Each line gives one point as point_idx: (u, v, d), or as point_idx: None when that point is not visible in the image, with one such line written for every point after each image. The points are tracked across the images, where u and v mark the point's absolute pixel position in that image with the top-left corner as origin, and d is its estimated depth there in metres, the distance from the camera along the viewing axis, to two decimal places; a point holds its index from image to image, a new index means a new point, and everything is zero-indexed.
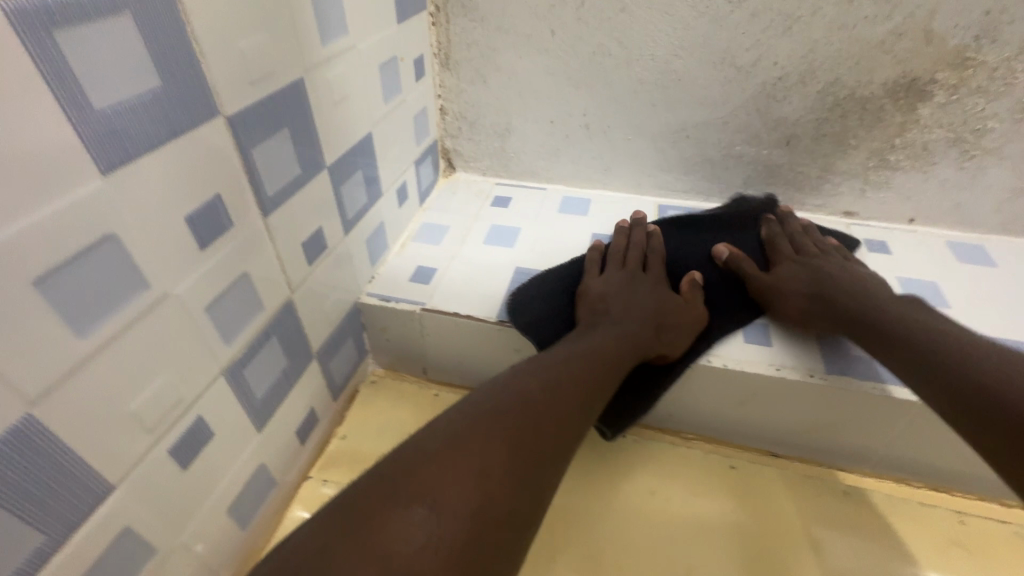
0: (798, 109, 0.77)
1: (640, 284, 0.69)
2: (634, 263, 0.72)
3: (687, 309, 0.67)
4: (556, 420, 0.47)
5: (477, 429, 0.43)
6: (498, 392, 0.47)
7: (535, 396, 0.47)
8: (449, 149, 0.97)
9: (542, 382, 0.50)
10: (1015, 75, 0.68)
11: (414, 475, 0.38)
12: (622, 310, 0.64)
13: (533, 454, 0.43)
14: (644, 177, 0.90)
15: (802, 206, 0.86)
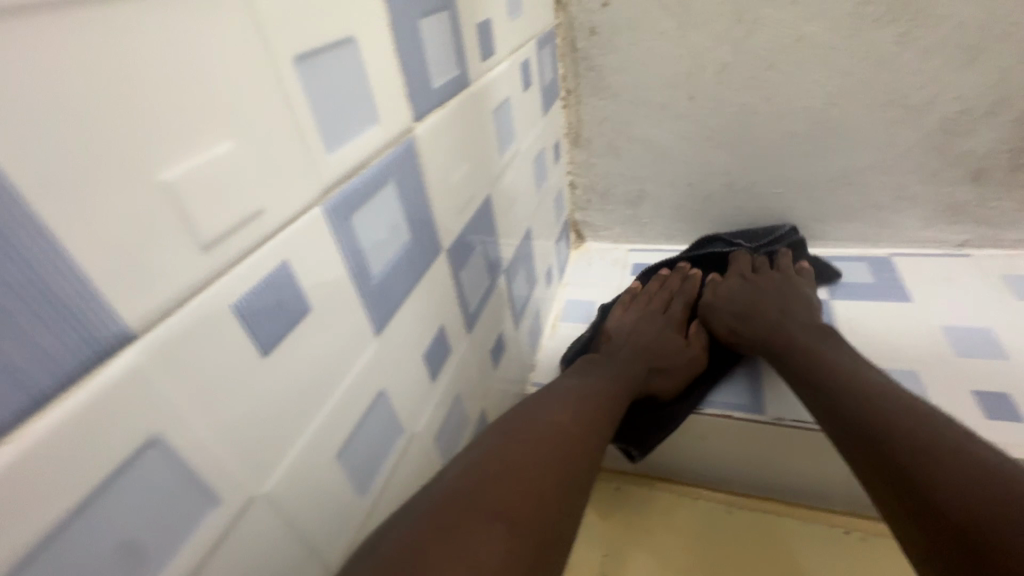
0: (987, 142, 0.69)
1: (667, 325, 0.67)
2: (657, 305, 0.70)
3: (686, 351, 0.64)
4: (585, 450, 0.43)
5: (543, 454, 0.39)
6: (541, 420, 0.44)
7: (564, 421, 0.45)
8: (578, 220, 0.97)
9: (588, 417, 0.47)
10: None
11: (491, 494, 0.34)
12: (635, 348, 0.62)
13: (574, 482, 0.39)
14: (797, 228, 0.84)
15: (996, 243, 0.76)
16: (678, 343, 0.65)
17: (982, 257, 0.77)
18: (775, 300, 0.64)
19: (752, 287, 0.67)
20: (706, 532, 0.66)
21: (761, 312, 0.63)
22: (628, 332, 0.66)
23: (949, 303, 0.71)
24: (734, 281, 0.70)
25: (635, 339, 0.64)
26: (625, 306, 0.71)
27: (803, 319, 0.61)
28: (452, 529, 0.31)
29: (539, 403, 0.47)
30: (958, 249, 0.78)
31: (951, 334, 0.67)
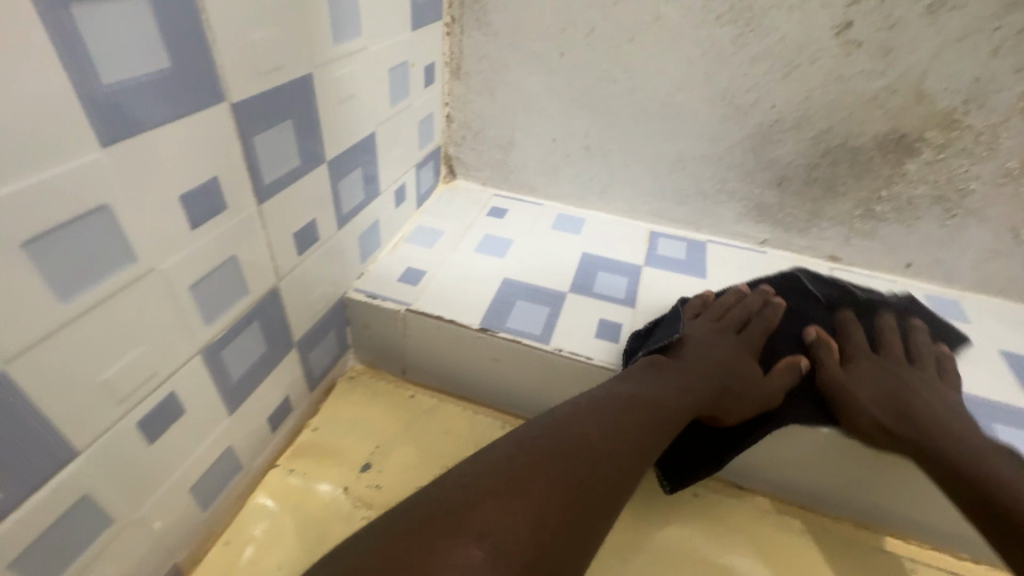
0: (792, 152, 0.79)
1: (740, 348, 0.67)
2: (731, 321, 0.70)
3: (764, 382, 0.65)
4: (618, 447, 0.50)
5: (531, 484, 0.44)
6: (546, 428, 0.50)
7: (589, 437, 0.50)
8: (452, 156, 0.99)
9: (625, 436, 0.52)
10: (1000, 141, 0.70)
11: (483, 497, 0.42)
12: (710, 371, 0.63)
13: (586, 492, 0.45)
14: (639, 203, 0.92)
15: (788, 246, 0.88)
16: (759, 382, 0.64)
17: (775, 256, 0.88)
18: (913, 399, 0.62)
19: (880, 370, 0.66)
20: (474, 435, 0.69)
21: (876, 403, 0.62)
22: (704, 361, 0.64)
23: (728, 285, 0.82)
24: (856, 357, 0.67)
25: (723, 358, 0.65)
26: (712, 317, 0.71)
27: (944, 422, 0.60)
28: (457, 522, 0.40)
29: (611, 405, 0.55)
30: (759, 246, 0.89)
31: None
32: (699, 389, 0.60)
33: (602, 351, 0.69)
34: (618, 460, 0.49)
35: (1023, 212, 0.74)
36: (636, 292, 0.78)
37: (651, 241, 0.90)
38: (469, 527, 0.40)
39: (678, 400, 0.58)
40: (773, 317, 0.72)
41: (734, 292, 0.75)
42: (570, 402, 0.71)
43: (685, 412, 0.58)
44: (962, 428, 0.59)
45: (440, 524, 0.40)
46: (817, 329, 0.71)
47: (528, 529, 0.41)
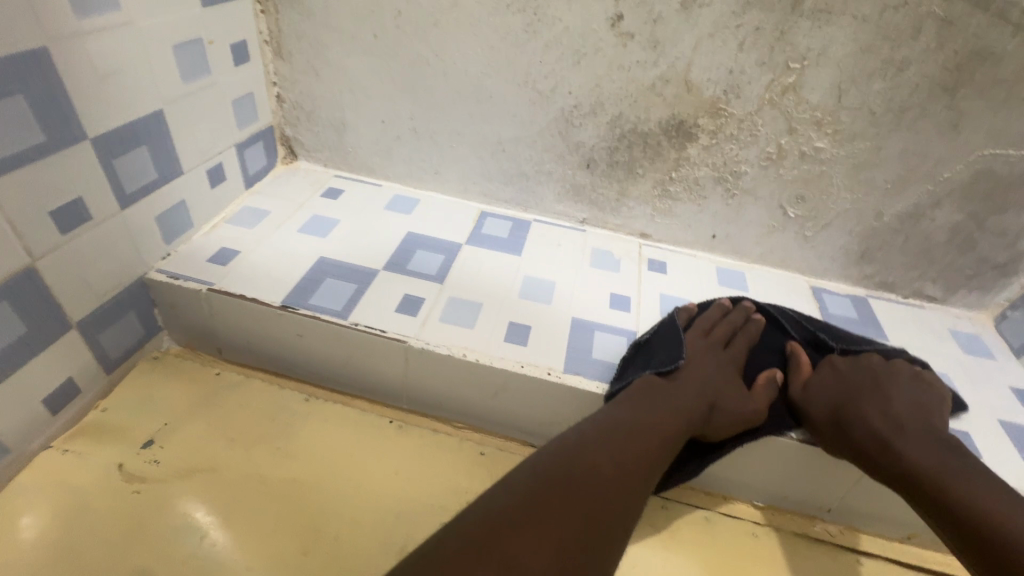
0: (593, 136, 0.85)
1: (726, 366, 0.70)
2: (719, 336, 0.72)
3: (748, 402, 0.66)
4: (630, 466, 0.54)
5: (554, 498, 0.49)
6: (556, 458, 0.53)
7: (599, 466, 0.53)
8: (289, 136, 0.98)
9: (629, 455, 0.55)
10: (757, 128, 0.78)
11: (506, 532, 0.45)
12: (689, 389, 0.65)
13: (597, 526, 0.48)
14: (471, 184, 0.96)
15: (605, 224, 0.95)
16: (746, 399, 0.67)
17: (594, 233, 0.95)
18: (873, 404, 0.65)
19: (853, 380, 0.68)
20: (275, 409, 0.71)
21: (841, 414, 0.64)
22: (701, 383, 0.66)
23: (541, 260, 0.87)
24: (832, 375, 0.69)
25: (708, 375, 0.68)
26: (702, 330, 0.73)
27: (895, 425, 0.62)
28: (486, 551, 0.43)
29: (621, 429, 0.58)
30: (580, 224, 0.96)
31: (529, 282, 0.82)
32: (687, 412, 0.63)
33: (398, 325, 0.72)
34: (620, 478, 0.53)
35: (785, 191, 0.84)
36: (448, 269, 0.82)
37: (480, 221, 0.94)
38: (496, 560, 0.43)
39: (664, 422, 0.61)
40: (740, 332, 0.74)
41: (719, 305, 0.77)
42: (371, 372, 0.73)
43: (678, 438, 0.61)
44: (892, 426, 0.61)
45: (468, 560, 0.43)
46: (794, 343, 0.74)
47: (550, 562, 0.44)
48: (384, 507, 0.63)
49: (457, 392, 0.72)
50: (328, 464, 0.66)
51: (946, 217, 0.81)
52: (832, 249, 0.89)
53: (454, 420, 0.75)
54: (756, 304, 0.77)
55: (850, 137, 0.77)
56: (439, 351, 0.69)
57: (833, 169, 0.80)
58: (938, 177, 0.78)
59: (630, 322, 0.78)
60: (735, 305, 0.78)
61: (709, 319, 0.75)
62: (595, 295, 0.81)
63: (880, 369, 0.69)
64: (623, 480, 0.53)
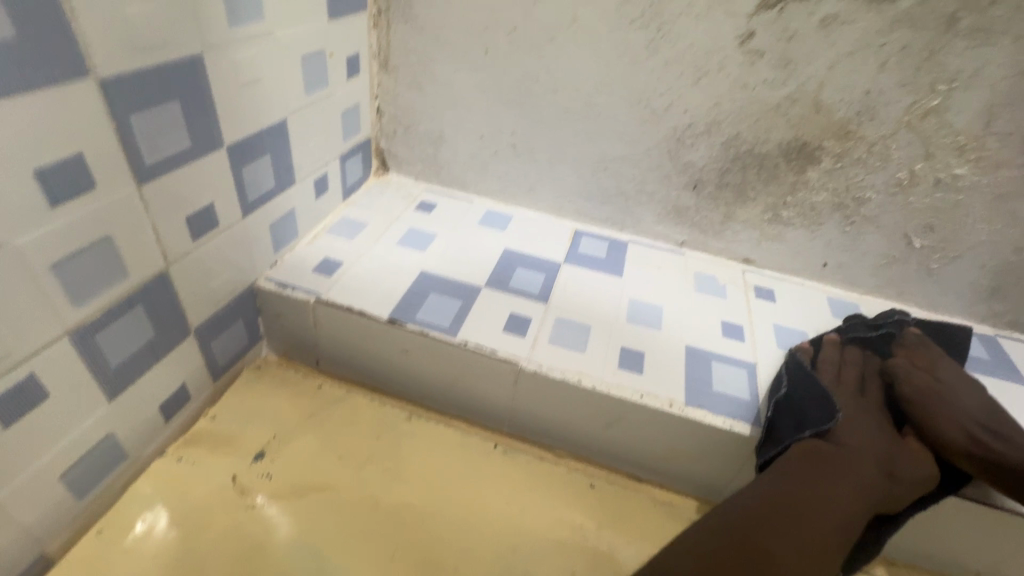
0: (704, 156, 0.82)
1: (880, 420, 0.66)
2: (851, 383, 0.69)
3: (922, 463, 0.62)
4: (802, 555, 0.52)
5: None
6: (721, 547, 0.53)
7: (772, 553, 0.52)
8: (384, 149, 0.99)
9: (802, 542, 0.53)
10: (890, 152, 0.74)
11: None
12: (859, 454, 0.61)
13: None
14: (565, 202, 0.94)
15: (705, 248, 0.91)
16: (918, 459, 0.62)
17: (692, 257, 0.91)
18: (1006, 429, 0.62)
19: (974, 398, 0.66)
20: (379, 425, 0.69)
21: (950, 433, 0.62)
22: (865, 441, 0.62)
23: (642, 283, 0.84)
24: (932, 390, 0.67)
25: (869, 433, 0.64)
26: (832, 375, 0.70)
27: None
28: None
29: (788, 502, 0.55)
30: (678, 246, 0.92)
31: (634, 305, 0.79)
32: (865, 480, 0.58)
33: (508, 345, 0.69)
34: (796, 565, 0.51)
35: (913, 220, 0.78)
36: (551, 288, 0.80)
37: (575, 239, 0.92)
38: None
39: (845, 495, 0.57)
40: (862, 374, 0.71)
41: (829, 343, 0.74)
42: (476, 393, 0.71)
43: (862, 511, 0.57)
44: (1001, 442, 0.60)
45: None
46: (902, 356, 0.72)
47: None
48: (499, 541, 0.59)
49: (567, 419, 0.68)
50: (437, 489, 0.63)
51: None
52: (960, 284, 0.82)
53: (556, 448, 0.72)
54: (845, 334, 0.75)
55: (995, 165, 0.71)
56: (552, 374, 0.66)
57: (971, 198, 0.75)
58: None
59: (746, 353, 0.73)
60: (844, 340, 0.75)
61: (836, 364, 0.71)
62: (704, 322, 0.77)
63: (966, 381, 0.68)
64: (802, 566, 0.51)
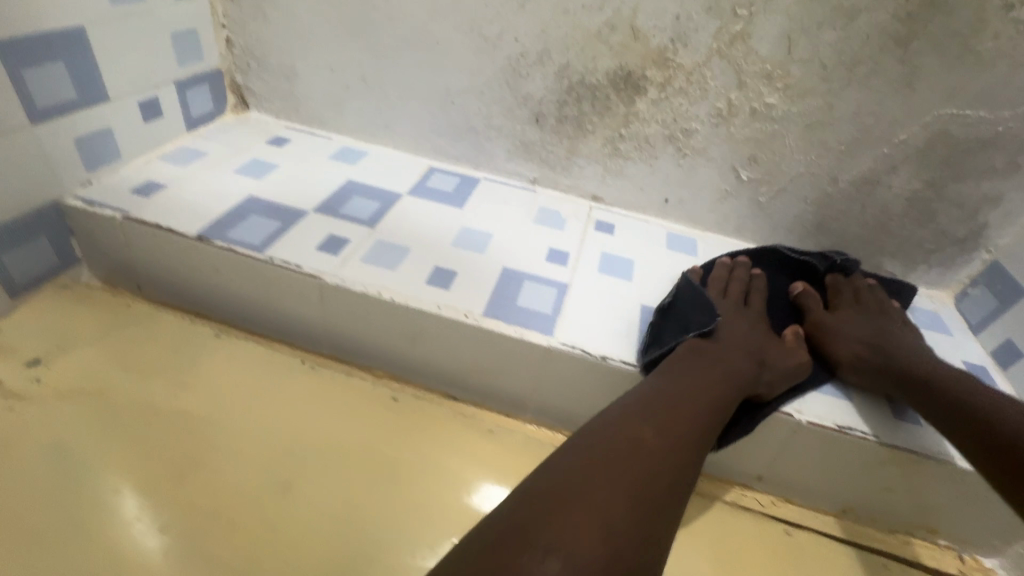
0: (541, 88, 0.82)
1: (760, 324, 0.68)
2: (736, 295, 0.71)
3: (795, 357, 0.64)
4: (674, 438, 0.50)
5: (600, 471, 0.45)
6: (598, 435, 0.49)
7: (644, 441, 0.48)
8: (240, 84, 0.96)
9: (665, 423, 0.51)
10: (707, 81, 0.75)
11: (533, 516, 0.41)
12: (735, 348, 0.63)
13: (647, 503, 0.44)
14: (420, 139, 0.94)
15: (556, 185, 0.92)
16: (789, 354, 0.64)
17: (543, 194, 0.92)
18: (888, 336, 0.66)
19: (867, 315, 0.69)
20: (179, 345, 0.70)
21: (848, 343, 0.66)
22: (742, 340, 0.64)
23: (482, 214, 0.84)
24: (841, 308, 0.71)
25: (749, 334, 0.66)
26: (718, 291, 0.72)
27: (915, 353, 0.63)
28: (527, 533, 0.39)
29: (661, 402, 0.53)
30: (531, 184, 0.93)
31: (464, 232, 0.79)
32: (735, 371, 0.60)
33: (316, 261, 0.69)
34: (664, 452, 0.48)
35: (738, 151, 0.80)
36: (382, 215, 0.79)
37: (426, 175, 0.92)
38: (540, 540, 0.39)
39: (715, 384, 0.57)
40: (756, 288, 0.73)
41: (723, 264, 0.76)
42: (288, 312, 0.70)
43: (730, 398, 0.57)
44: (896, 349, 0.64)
45: (513, 536, 0.39)
46: (803, 284, 0.76)
47: (595, 536, 0.39)
48: (271, 445, 0.62)
49: (371, 335, 0.69)
50: (223, 398, 0.65)
51: (904, 183, 0.78)
52: (787, 217, 0.85)
53: (376, 368, 0.72)
54: (750, 255, 0.78)
55: (802, 93, 0.74)
56: (353, 288, 0.66)
57: (785, 129, 0.77)
58: (894, 139, 0.74)
59: (564, 275, 0.75)
60: (734, 262, 0.77)
61: (724, 281, 0.73)
62: (532, 248, 0.78)
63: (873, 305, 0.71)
64: (672, 446, 0.49)
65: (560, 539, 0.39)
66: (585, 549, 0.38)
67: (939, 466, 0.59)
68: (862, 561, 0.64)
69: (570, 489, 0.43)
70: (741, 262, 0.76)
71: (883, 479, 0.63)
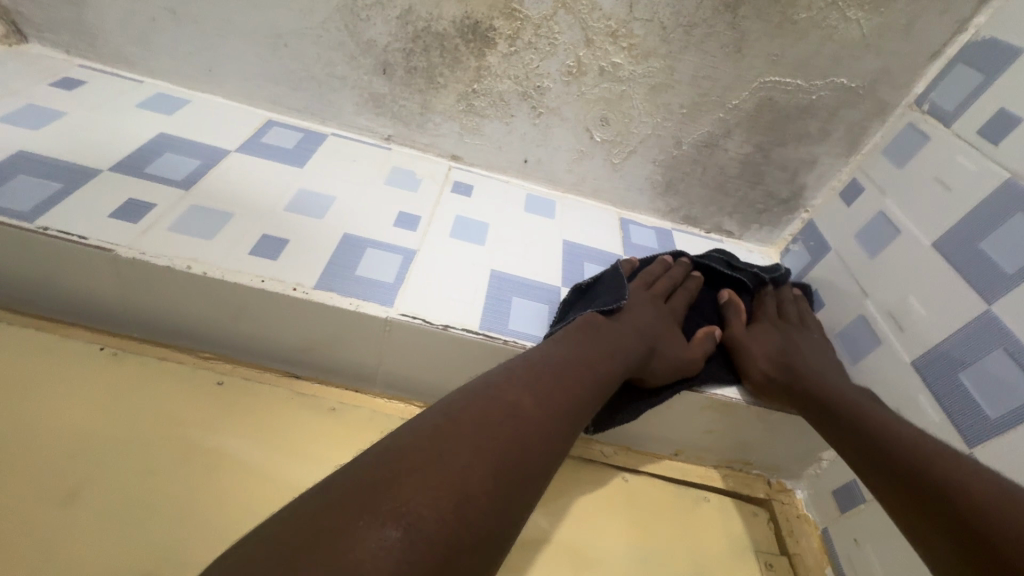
0: (384, 33, 0.75)
1: (670, 317, 0.68)
2: (660, 290, 0.70)
3: (685, 345, 0.65)
4: (555, 413, 0.47)
5: (468, 434, 0.40)
6: (473, 399, 0.45)
7: (524, 404, 0.45)
8: (8, 8, 0.77)
9: (548, 393, 0.48)
10: (555, 36, 0.73)
11: (395, 479, 0.36)
12: (633, 330, 0.61)
13: (514, 475, 0.40)
14: (254, 87, 0.82)
15: (412, 143, 0.86)
16: (683, 344, 0.65)
17: (399, 152, 0.86)
18: (800, 352, 0.65)
19: (782, 330, 0.69)
20: None
21: (761, 357, 0.65)
22: (644, 325, 0.63)
23: (324, 175, 0.76)
24: (764, 321, 0.70)
25: (653, 321, 0.64)
26: (643, 282, 0.70)
27: (822, 371, 0.62)
28: (375, 496, 0.35)
29: (550, 369, 0.51)
30: (385, 142, 0.86)
31: (302, 195, 0.72)
32: (624, 353, 0.58)
33: (107, 231, 0.58)
34: (543, 419, 0.45)
35: (590, 112, 0.80)
36: (202, 176, 0.69)
37: (263, 128, 0.81)
38: (385, 504, 0.34)
39: (602, 363, 0.55)
40: (684, 290, 0.72)
41: (660, 261, 0.74)
42: (78, 292, 0.60)
43: (613, 378, 0.55)
44: (811, 369, 0.62)
45: (359, 500, 0.34)
46: (730, 293, 0.75)
47: (451, 502, 0.36)
48: (61, 450, 0.54)
49: (185, 313, 0.61)
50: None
51: (737, 146, 0.82)
52: (639, 179, 0.87)
53: (200, 350, 0.64)
54: (691, 259, 0.76)
55: (645, 54, 0.74)
56: (155, 262, 0.57)
57: (632, 90, 0.77)
58: (727, 104, 0.78)
59: (412, 240, 0.71)
60: (673, 262, 0.75)
61: (652, 273, 0.72)
62: (379, 212, 0.73)
63: (795, 322, 0.71)
64: (552, 420, 0.46)
65: (413, 506, 0.35)
66: (430, 516, 0.35)
67: (748, 408, 0.66)
68: (685, 496, 0.71)
69: (433, 448, 0.39)
70: (678, 262, 0.75)
71: (705, 423, 0.69)
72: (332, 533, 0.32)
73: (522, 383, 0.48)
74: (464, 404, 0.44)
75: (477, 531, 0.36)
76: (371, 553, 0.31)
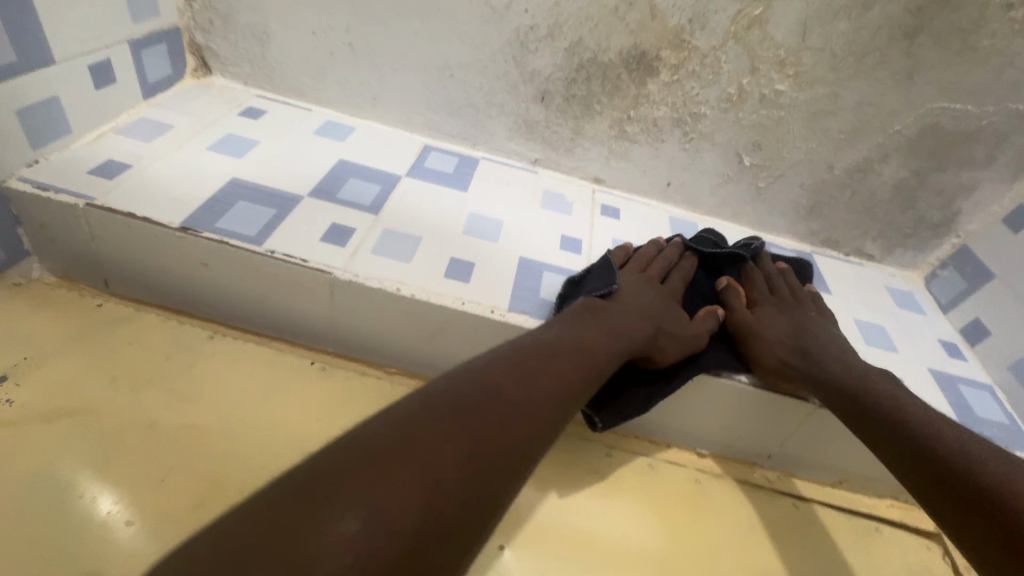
0: (549, 64, 0.78)
1: (671, 299, 0.66)
2: (655, 271, 0.69)
3: (689, 326, 0.64)
4: (542, 399, 0.43)
5: (449, 420, 0.37)
6: (457, 379, 0.42)
7: (505, 389, 0.42)
8: (201, 44, 0.84)
9: (534, 376, 0.45)
10: (720, 65, 0.75)
11: (365, 468, 0.32)
12: (637, 312, 0.60)
13: (494, 465, 0.37)
14: (414, 114, 0.87)
15: (558, 166, 0.89)
16: (687, 324, 0.64)
17: (545, 175, 0.89)
18: (809, 334, 0.64)
19: (784, 311, 0.68)
20: (167, 349, 0.64)
21: (776, 343, 0.64)
22: (642, 304, 0.62)
23: (486, 199, 0.80)
24: (763, 302, 0.70)
25: (653, 303, 0.63)
26: (637, 266, 0.69)
27: (833, 354, 0.62)
28: (332, 490, 0.31)
29: (536, 351, 0.48)
30: (532, 165, 0.89)
31: (474, 219, 0.75)
32: (628, 335, 0.56)
33: (322, 253, 0.63)
34: (525, 410, 0.41)
35: (744, 137, 0.81)
36: (386, 202, 0.73)
37: (422, 153, 0.86)
38: (343, 497, 0.31)
39: (599, 341, 0.53)
40: (683, 272, 0.71)
41: (650, 245, 0.73)
42: (292, 311, 0.65)
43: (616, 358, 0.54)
44: (827, 358, 0.61)
45: (317, 492, 0.31)
46: (727, 279, 0.73)
47: (427, 493, 0.33)
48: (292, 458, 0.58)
49: (388, 333, 0.65)
50: (229, 407, 0.60)
51: (893, 171, 0.81)
52: (784, 203, 0.87)
53: (389, 365, 0.68)
54: (682, 241, 0.75)
55: (811, 81, 0.75)
56: (370, 284, 0.61)
57: (790, 116, 0.78)
58: (889, 130, 0.78)
59: (578, 263, 0.73)
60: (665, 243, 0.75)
61: (641, 252, 0.72)
62: (543, 236, 0.76)
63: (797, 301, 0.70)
64: (535, 402, 0.43)
65: (387, 501, 0.31)
66: (398, 514, 0.31)
67: None
68: (858, 526, 0.69)
69: (411, 435, 0.35)
70: (673, 244, 0.73)
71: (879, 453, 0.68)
72: (287, 526, 0.29)
73: (510, 368, 0.44)
74: (440, 385, 0.41)
75: (452, 522, 0.33)
76: (337, 545, 0.29)
